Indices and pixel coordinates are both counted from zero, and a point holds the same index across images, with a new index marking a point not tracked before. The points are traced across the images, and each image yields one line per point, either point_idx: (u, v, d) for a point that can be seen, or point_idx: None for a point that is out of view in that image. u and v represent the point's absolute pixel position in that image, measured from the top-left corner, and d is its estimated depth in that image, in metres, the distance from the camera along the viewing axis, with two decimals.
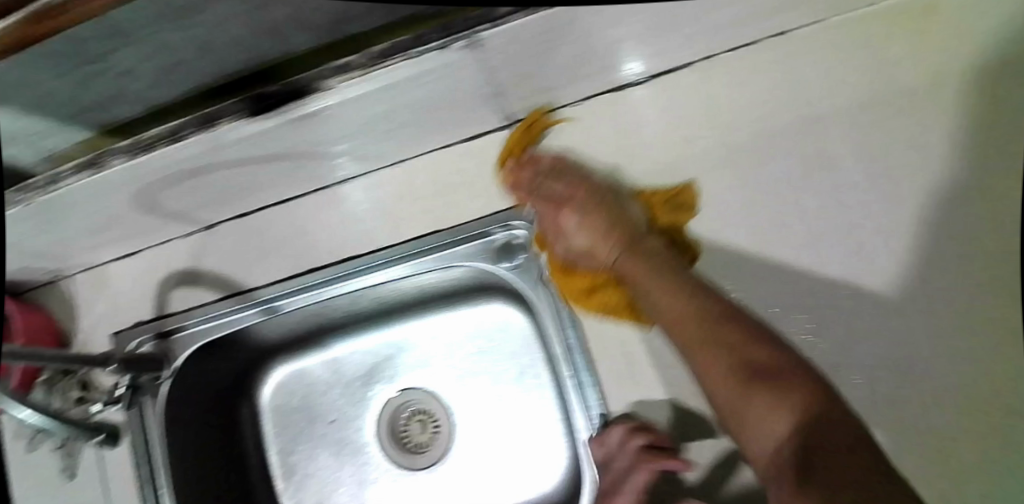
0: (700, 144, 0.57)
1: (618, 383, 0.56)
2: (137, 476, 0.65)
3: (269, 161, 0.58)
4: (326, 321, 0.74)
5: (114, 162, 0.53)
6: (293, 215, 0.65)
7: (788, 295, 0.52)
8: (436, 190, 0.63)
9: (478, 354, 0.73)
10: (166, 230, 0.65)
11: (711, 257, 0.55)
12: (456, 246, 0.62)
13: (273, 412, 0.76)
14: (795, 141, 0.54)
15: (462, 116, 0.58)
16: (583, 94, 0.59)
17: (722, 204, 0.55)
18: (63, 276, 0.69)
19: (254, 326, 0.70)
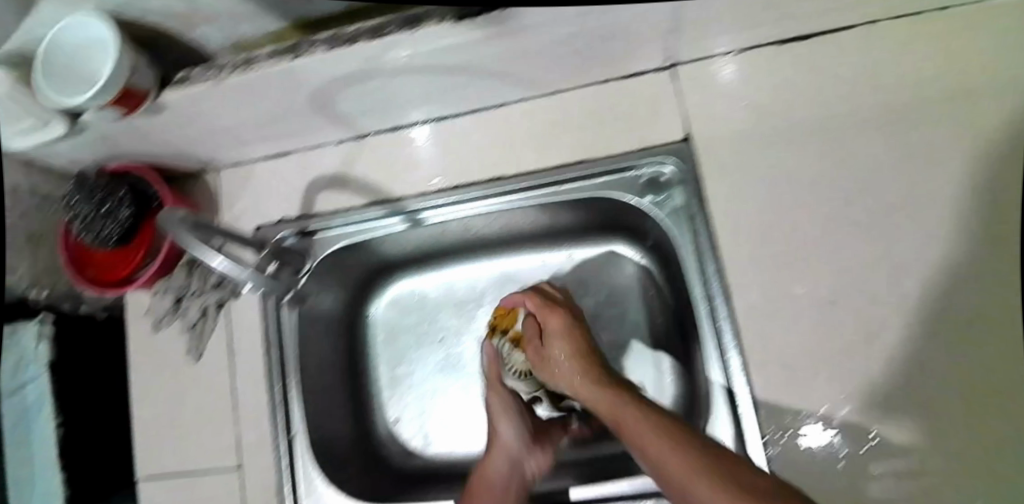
0: (855, 103, 0.61)
1: (754, 316, 0.61)
2: (267, 361, 0.69)
3: (445, 73, 0.60)
4: (449, 244, 0.78)
5: (315, 51, 0.55)
6: (446, 134, 0.68)
7: (923, 248, 0.58)
8: (590, 120, 0.65)
9: (590, 290, 0.79)
10: (323, 133, 0.67)
11: (853, 209, 0.60)
12: (601, 177, 0.65)
13: (387, 325, 0.81)
14: (944, 109, 0.59)
15: (634, 54, 0.61)
16: (748, 44, 0.63)
17: (870, 160, 0.60)
18: (210, 169, 0.72)
19: (386, 239, 0.73)
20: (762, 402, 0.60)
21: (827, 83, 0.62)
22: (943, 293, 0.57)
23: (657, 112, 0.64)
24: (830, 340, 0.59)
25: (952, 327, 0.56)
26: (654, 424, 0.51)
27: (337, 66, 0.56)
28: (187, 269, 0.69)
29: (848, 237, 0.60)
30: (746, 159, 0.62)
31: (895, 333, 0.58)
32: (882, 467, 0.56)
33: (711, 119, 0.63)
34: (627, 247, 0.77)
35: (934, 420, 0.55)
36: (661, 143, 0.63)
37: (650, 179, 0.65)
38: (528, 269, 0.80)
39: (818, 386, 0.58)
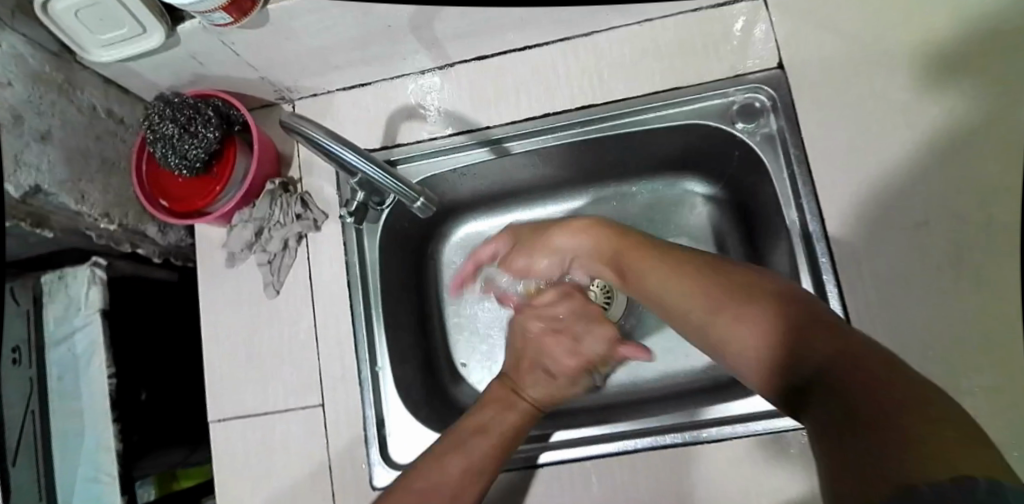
0: (944, 29, 0.62)
1: (846, 238, 0.62)
2: (352, 296, 0.67)
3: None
4: (522, 185, 0.78)
5: None
6: (531, 62, 0.70)
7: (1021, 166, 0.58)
8: (675, 50, 0.68)
9: (661, 232, 0.78)
10: (410, 62, 0.69)
11: (945, 129, 0.61)
12: (692, 104, 0.67)
13: (449, 266, 0.80)
14: None
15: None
16: None
17: (959, 82, 0.61)
18: (284, 100, 0.72)
19: (466, 173, 0.73)
20: (857, 321, 0.60)
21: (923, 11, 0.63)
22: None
23: (740, 41, 0.67)
24: (923, 257, 0.60)
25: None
26: (679, 268, 0.49)
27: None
28: (267, 200, 0.67)
29: (944, 157, 0.61)
30: (834, 85, 0.64)
31: (997, 250, 0.58)
32: (979, 378, 0.56)
33: (798, 48, 0.65)
34: (701, 189, 0.77)
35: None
36: (748, 72, 0.66)
37: (743, 106, 0.67)
38: (595, 211, 0.80)
39: (911, 303, 0.59)
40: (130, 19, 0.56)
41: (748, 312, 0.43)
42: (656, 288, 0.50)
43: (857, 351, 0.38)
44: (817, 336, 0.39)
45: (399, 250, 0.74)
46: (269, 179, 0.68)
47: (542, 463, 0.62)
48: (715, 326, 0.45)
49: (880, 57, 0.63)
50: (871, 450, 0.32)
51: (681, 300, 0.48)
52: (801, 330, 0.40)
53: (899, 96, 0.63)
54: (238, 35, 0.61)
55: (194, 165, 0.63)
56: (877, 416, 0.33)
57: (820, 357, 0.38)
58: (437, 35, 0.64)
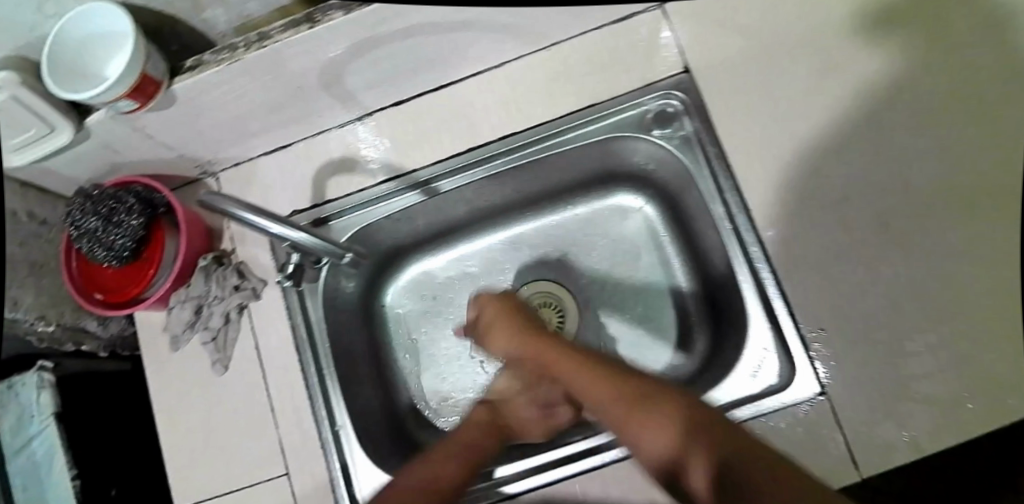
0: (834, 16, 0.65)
1: (776, 225, 0.62)
2: (300, 360, 0.67)
3: (451, 33, 0.62)
4: (459, 220, 0.78)
5: (332, 16, 0.56)
6: (448, 99, 0.70)
7: (927, 135, 0.60)
8: (586, 68, 0.69)
9: (603, 246, 0.79)
10: (328, 117, 0.68)
11: (852, 108, 0.63)
12: (609, 118, 0.69)
13: (398, 312, 0.79)
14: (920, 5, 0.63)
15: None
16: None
17: (857, 61, 0.63)
18: (208, 174, 0.72)
19: (400, 218, 0.73)
20: (799, 304, 0.60)
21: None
22: (948, 163, 0.59)
23: (647, 51, 0.69)
24: (852, 233, 0.60)
25: (973, 194, 0.58)
26: (596, 381, 0.50)
27: (348, 31, 0.57)
28: (203, 277, 0.67)
29: (856, 135, 0.62)
30: (743, 79, 0.65)
31: (920, 217, 0.59)
32: (924, 337, 0.56)
33: (703, 49, 0.67)
34: (635, 196, 0.78)
35: (961, 282, 0.57)
36: (658, 79, 0.67)
37: (657, 113, 0.68)
38: (536, 234, 0.81)
39: (850, 281, 0.59)
40: (35, 120, 0.56)
41: (649, 416, 0.44)
42: (579, 385, 0.51)
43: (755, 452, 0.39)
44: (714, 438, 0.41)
45: (340, 305, 0.73)
46: (202, 254, 0.68)
47: (511, 496, 0.61)
48: (627, 428, 0.45)
49: (784, 46, 0.65)
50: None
51: (600, 401, 0.49)
52: (705, 438, 0.41)
53: (807, 80, 0.64)
54: (148, 118, 0.61)
55: (123, 255, 0.63)
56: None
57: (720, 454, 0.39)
58: (350, 88, 0.65)
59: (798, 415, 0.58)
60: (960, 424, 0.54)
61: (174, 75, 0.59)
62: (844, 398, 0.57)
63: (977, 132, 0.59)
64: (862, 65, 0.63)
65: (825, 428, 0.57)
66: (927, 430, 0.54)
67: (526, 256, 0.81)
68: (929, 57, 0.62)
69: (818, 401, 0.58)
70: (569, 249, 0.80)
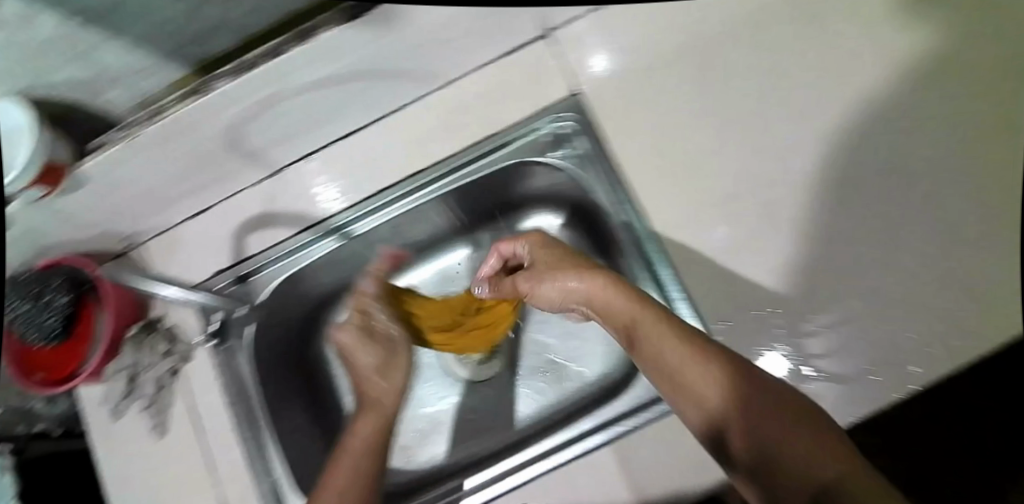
0: (711, 24, 0.67)
1: (673, 229, 0.64)
2: (234, 416, 0.68)
3: (344, 83, 0.65)
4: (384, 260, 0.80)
5: (222, 83, 0.60)
6: (356, 146, 0.72)
7: (804, 128, 0.63)
8: (484, 101, 0.72)
9: None
10: (241, 177, 0.70)
11: (736, 108, 0.65)
12: (510, 145, 0.71)
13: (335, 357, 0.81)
14: (789, 8, 0.66)
15: (504, 28, 0.68)
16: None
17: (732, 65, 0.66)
18: (135, 245, 0.73)
19: (323, 264, 0.75)
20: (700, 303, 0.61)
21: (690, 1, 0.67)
22: (895, 153, 0.60)
23: (540, 78, 0.71)
24: (744, 227, 0.62)
25: (851, 175, 0.60)
26: (692, 341, 0.51)
27: (243, 94, 0.61)
28: (135, 344, 0.70)
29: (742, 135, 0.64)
30: (628, 95, 0.68)
31: (807, 205, 0.61)
32: (826, 315, 0.57)
33: (590, 71, 0.70)
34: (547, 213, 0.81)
35: (898, 256, 0.57)
36: (550, 104, 0.70)
37: (552, 135, 0.71)
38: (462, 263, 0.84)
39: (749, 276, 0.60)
40: None
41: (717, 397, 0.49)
42: (651, 339, 0.53)
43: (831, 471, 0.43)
44: (804, 453, 0.45)
45: (273, 356, 0.74)
46: (131, 324, 0.70)
47: None
48: (710, 400, 0.50)
49: (662, 57, 0.68)
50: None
51: (675, 362, 0.51)
52: (780, 444, 0.46)
53: (686, 88, 0.67)
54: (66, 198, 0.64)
55: (54, 335, 0.65)
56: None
57: (811, 479, 0.43)
58: (256, 147, 0.67)
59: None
60: (864, 401, 0.54)
61: (82, 156, 0.62)
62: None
63: (846, 116, 0.62)
64: (733, 67, 0.66)
65: None
66: (836, 408, 0.55)
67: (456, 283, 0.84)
68: (793, 52, 0.65)
69: None
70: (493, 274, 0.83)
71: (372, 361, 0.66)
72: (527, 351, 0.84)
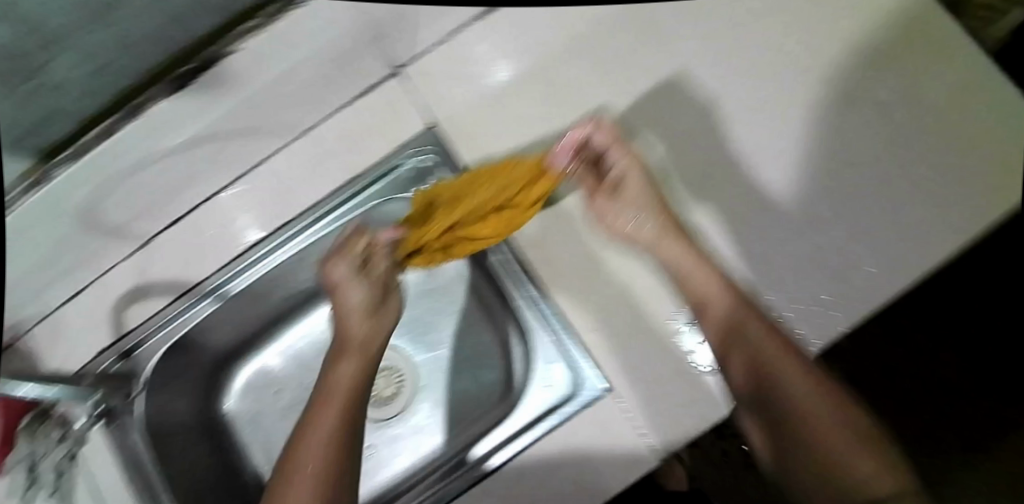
0: (547, 47, 0.69)
1: (537, 249, 0.68)
2: (132, 494, 0.66)
3: (197, 147, 0.64)
4: (276, 312, 0.81)
5: (54, 174, 0.59)
6: (220, 208, 0.71)
7: (653, 135, 0.67)
8: (345, 145, 0.72)
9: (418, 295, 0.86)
10: (109, 255, 0.69)
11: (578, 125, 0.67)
12: (375, 185, 0.73)
13: (240, 412, 0.82)
14: (621, 24, 0.68)
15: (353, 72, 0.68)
16: (446, 31, 0.69)
17: (574, 86, 0.69)
18: (18, 337, 0.68)
19: (208, 326, 0.75)
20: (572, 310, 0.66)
21: (527, 22, 0.69)
22: (884, 120, 0.62)
23: (398, 115, 0.71)
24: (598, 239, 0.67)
25: (695, 175, 0.65)
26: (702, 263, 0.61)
27: (89, 175, 0.60)
28: (28, 437, 0.65)
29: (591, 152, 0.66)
30: (481, 126, 0.70)
31: (653, 211, 0.64)
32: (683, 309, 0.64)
33: (442, 104, 0.70)
34: None
35: (752, 247, 0.63)
36: (407, 140, 0.71)
37: (413, 170, 0.72)
38: None
39: (610, 281, 0.66)
40: None
41: (721, 303, 0.61)
42: (687, 256, 0.62)
43: (818, 421, 0.60)
44: (806, 389, 0.60)
45: (172, 423, 0.75)
46: (23, 416, 0.65)
47: None
48: (722, 311, 0.61)
49: (509, 79, 0.70)
50: (831, 471, 0.58)
51: (705, 278, 0.61)
52: (790, 388, 0.60)
53: (534, 107, 0.69)
54: None
55: None
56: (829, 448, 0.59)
57: (803, 417, 0.60)
58: (115, 223, 0.66)
59: (588, 414, 0.64)
60: None
61: None
62: (622, 387, 0.63)
63: (672, 119, 0.66)
64: (574, 81, 0.69)
65: (610, 420, 0.63)
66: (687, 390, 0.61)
67: None
68: (626, 62, 0.68)
69: (604, 395, 0.63)
70: None
71: (361, 300, 0.68)
72: (429, 379, 0.84)
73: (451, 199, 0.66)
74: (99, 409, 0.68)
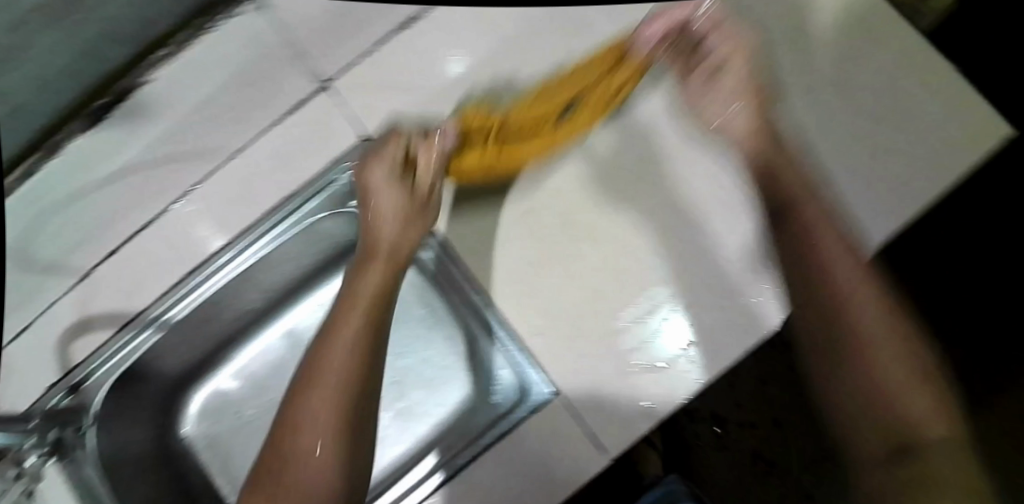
0: (481, 51, 0.67)
1: (481, 257, 0.66)
2: None
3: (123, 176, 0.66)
4: (226, 338, 0.77)
5: None
6: (159, 233, 0.67)
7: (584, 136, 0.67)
8: (283, 160, 0.68)
9: None
10: (47, 291, 0.66)
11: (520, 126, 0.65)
12: (311, 201, 0.70)
13: (201, 439, 0.80)
14: (551, 24, 0.67)
15: (279, 87, 0.67)
16: (378, 39, 0.67)
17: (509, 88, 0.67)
18: None
19: (156, 355, 0.73)
20: (516, 318, 0.65)
21: (452, 25, 0.67)
22: (891, 84, 0.64)
23: (335, 125, 0.68)
24: (541, 242, 0.65)
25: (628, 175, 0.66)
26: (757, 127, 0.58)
27: None
28: None
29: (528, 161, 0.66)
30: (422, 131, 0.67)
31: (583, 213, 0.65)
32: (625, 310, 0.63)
33: (377, 113, 0.68)
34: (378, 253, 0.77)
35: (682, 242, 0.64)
36: (342, 151, 0.68)
37: (348, 184, 0.70)
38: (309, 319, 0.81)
39: (554, 284, 0.64)
40: None
41: (772, 157, 0.56)
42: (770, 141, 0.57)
43: (892, 346, 0.45)
44: (875, 301, 0.46)
45: (128, 454, 0.74)
46: None
47: None
48: (768, 169, 0.55)
49: (439, 84, 0.67)
50: (898, 436, 0.43)
51: (767, 151, 0.56)
52: (841, 308, 0.46)
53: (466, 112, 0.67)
54: None
55: None
56: (887, 391, 0.44)
57: (869, 337, 0.45)
58: (50, 257, 0.67)
59: (541, 421, 0.62)
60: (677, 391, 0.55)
61: None
62: (572, 388, 0.62)
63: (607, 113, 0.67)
64: (505, 82, 0.67)
65: (558, 423, 0.62)
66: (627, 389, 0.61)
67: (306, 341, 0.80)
68: (557, 60, 0.67)
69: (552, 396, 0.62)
70: None
71: (399, 205, 0.64)
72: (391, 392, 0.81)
73: (541, 95, 0.64)
74: (52, 445, 0.64)
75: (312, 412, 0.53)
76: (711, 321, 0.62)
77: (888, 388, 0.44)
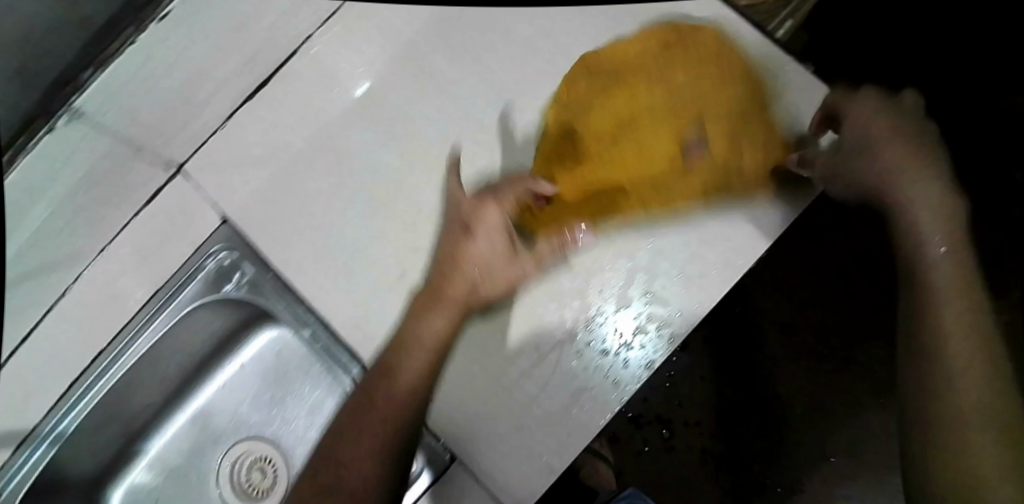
0: (336, 112, 0.62)
1: (364, 329, 0.62)
2: None
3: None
4: (133, 430, 0.73)
5: None
6: (39, 351, 0.60)
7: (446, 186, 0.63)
8: (145, 254, 0.63)
9: (275, 381, 0.75)
10: None
11: (378, 194, 0.63)
12: (181, 292, 0.65)
13: None
14: (406, 74, 0.62)
15: (127, 182, 0.60)
16: (224, 112, 0.61)
17: (368, 148, 0.63)
18: None
19: (61, 464, 0.67)
20: None
21: (302, 91, 0.62)
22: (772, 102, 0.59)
23: (195, 209, 0.63)
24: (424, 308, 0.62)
25: None
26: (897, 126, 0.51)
27: None
28: None
29: (397, 222, 0.63)
30: (286, 206, 0.63)
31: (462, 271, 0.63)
32: (511, 363, 0.62)
33: (231, 191, 0.62)
34: (270, 328, 0.74)
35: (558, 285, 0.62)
36: (202, 237, 0.64)
37: (216, 271, 0.65)
38: (214, 402, 0.76)
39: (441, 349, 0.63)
40: None
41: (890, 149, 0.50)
42: (877, 136, 0.51)
43: (959, 394, 0.44)
44: (971, 320, 0.46)
45: None
46: None
47: None
48: (892, 155, 0.50)
49: (296, 156, 0.62)
50: (945, 438, 0.43)
51: (881, 145, 0.51)
52: (925, 316, 0.47)
53: (329, 182, 0.63)
54: None
55: None
56: (954, 424, 0.43)
57: (962, 358, 0.44)
58: None
59: (445, 485, 0.63)
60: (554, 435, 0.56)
61: None
62: (468, 450, 0.62)
63: (475, 155, 0.62)
64: (364, 145, 0.63)
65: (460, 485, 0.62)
66: (524, 444, 0.61)
67: (218, 424, 0.76)
68: (417, 113, 0.63)
69: (450, 458, 0.63)
70: (248, 405, 0.76)
71: (497, 253, 0.56)
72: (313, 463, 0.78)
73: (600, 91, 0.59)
74: None
75: (363, 423, 0.52)
76: (595, 367, 0.60)
77: (948, 401, 0.44)
